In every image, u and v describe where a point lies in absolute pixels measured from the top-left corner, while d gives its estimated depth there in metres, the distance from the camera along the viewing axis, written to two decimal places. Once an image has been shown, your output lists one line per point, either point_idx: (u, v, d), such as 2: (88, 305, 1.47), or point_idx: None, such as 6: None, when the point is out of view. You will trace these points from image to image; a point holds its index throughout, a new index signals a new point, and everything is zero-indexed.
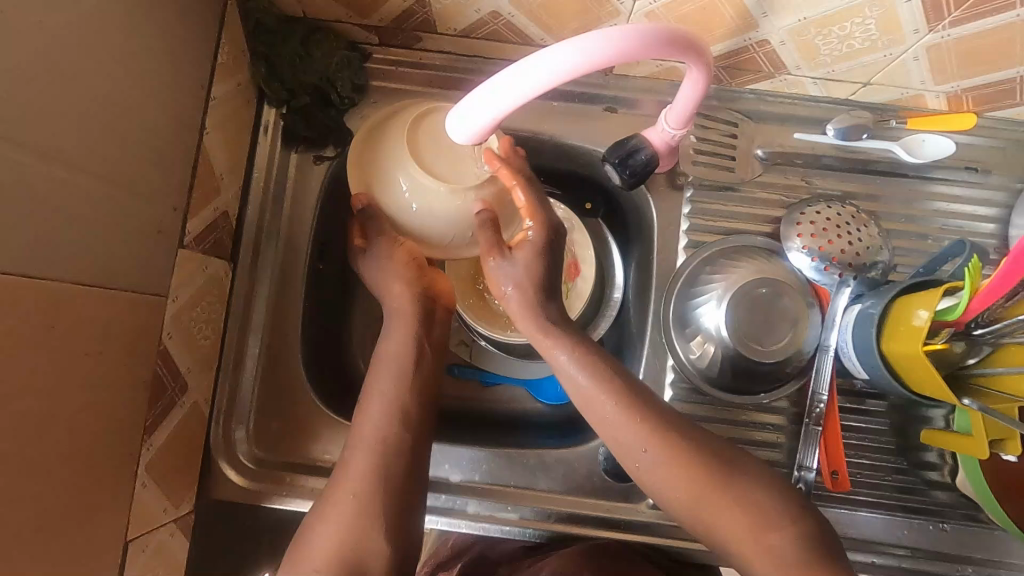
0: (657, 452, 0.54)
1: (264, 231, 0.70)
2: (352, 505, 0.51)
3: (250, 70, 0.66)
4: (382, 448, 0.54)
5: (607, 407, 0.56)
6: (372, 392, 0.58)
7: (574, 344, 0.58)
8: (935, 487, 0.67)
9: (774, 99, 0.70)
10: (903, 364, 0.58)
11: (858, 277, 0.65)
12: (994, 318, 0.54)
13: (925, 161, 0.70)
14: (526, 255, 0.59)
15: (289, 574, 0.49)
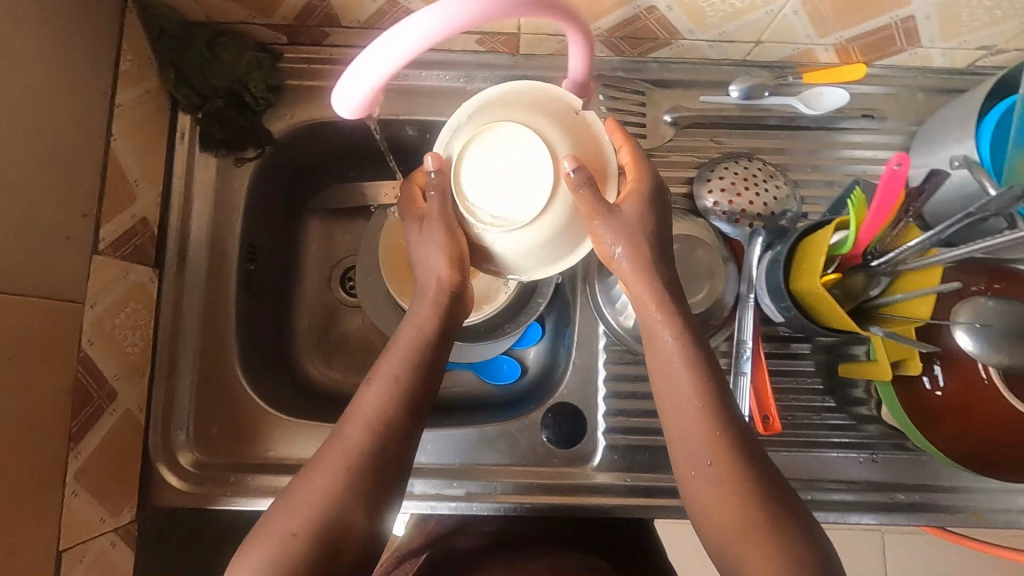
0: (716, 423, 0.51)
1: (189, 236, 0.70)
2: (341, 483, 0.49)
3: (158, 77, 0.67)
4: (379, 430, 0.51)
5: (680, 367, 0.53)
6: (379, 368, 0.56)
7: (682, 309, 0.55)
8: (864, 420, 0.70)
9: (677, 66, 0.73)
10: (810, 301, 0.60)
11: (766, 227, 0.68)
12: (886, 247, 0.57)
13: (824, 112, 0.74)
14: (636, 209, 0.56)
15: (245, 553, 0.47)
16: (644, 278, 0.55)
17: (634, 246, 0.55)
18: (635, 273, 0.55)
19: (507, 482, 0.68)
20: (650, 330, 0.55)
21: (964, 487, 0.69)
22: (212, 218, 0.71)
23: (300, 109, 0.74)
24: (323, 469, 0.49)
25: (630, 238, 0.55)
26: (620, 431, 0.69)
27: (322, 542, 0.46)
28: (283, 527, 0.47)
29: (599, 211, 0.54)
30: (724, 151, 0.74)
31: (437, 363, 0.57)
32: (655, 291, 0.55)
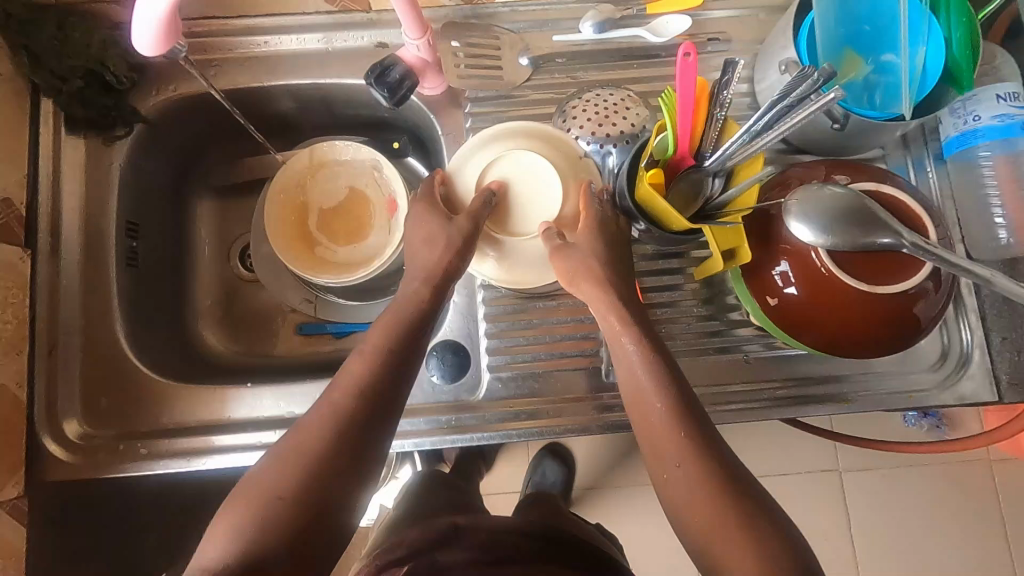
0: (673, 431, 0.54)
1: (62, 217, 0.71)
2: (324, 440, 0.52)
3: (12, 62, 0.68)
4: (362, 393, 0.55)
5: (640, 370, 0.57)
6: (366, 343, 0.59)
7: (642, 335, 0.58)
8: (736, 325, 0.72)
9: (525, 9, 0.77)
10: (646, 203, 0.62)
11: (623, 146, 0.69)
12: (715, 145, 0.62)
13: (671, 40, 0.77)
14: (589, 241, 0.63)
15: (230, 502, 0.51)
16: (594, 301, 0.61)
17: (594, 270, 0.62)
18: (597, 291, 0.61)
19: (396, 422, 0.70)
20: (613, 342, 0.60)
21: (848, 373, 0.72)
22: (84, 197, 0.73)
23: (167, 87, 0.76)
24: (305, 431, 0.53)
25: (586, 267, 0.62)
26: (505, 362, 0.71)
27: (304, 497, 0.50)
28: (273, 486, 0.50)
29: (558, 251, 0.63)
30: (579, 84, 0.76)
31: (416, 341, 0.60)
32: (617, 310, 0.60)
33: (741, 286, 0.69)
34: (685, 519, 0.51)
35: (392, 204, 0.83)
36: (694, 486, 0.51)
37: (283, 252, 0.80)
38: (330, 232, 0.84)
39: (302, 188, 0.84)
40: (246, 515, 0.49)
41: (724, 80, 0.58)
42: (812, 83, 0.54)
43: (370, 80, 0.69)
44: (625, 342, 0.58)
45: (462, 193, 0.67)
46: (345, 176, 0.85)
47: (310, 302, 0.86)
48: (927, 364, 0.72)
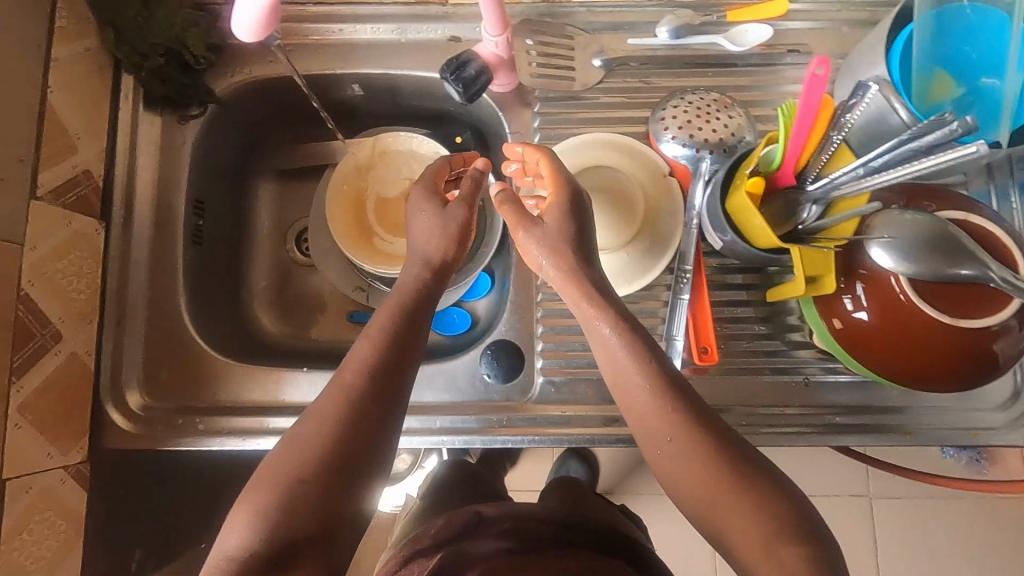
0: (678, 435, 0.51)
1: (135, 191, 0.73)
2: (335, 423, 0.50)
3: (99, 37, 0.70)
4: (372, 372, 0.52)
5: (621, 350, 0.54)
6: (375, 320, 0.56)
7: (619, 319, 0.55)
8: (797, 346, 0.71)
9: (603, 9, 0.75)
10: (739, 214, 0.62)
11: (715, 154, 0.68)
12: (819, 173, 0.60)
13: (750, 49, 0.75)
14: (555, 216, 0.60)
15: (249, 490, 0.48)
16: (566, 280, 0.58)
17: (556, 250, 0.59)
18: (566, 274, 0.58)
19: (446, 417, 0.70)
20: (589, 324, 0.57)
21: (907, 405, 0.70)
22: (157, 173, 0.74)
23: (242, 70, 0.77)
24: (314, 416, 0.50)
25: (554, 244, 0.59)
26: (557, 365, 0.71)
27: (320, 482, 0.48)
28: (286, 473, 0.48)
29: (521, 224, 0.61)
30: (652, 90, 0.75)
31: (420, 324, 0.57)
32: (589, 291, 0.57)
33: (810, 307, 0.67)
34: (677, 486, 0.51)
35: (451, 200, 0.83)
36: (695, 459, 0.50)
37: (342, 241, 0.81)
38: (388, 222, 0.84)
39: (363, 178, 0.85)
40: (259, 504, 0.47)
41: (852, 104, 0.57)
42: (947, 133, 0.49)
43: (446, 76, 0.68)
44: (599, 326, 0.55)
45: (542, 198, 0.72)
46: (406, 169, 0.85)
47: (363, 289, 0.87)
48: (992, 402, 0.70)
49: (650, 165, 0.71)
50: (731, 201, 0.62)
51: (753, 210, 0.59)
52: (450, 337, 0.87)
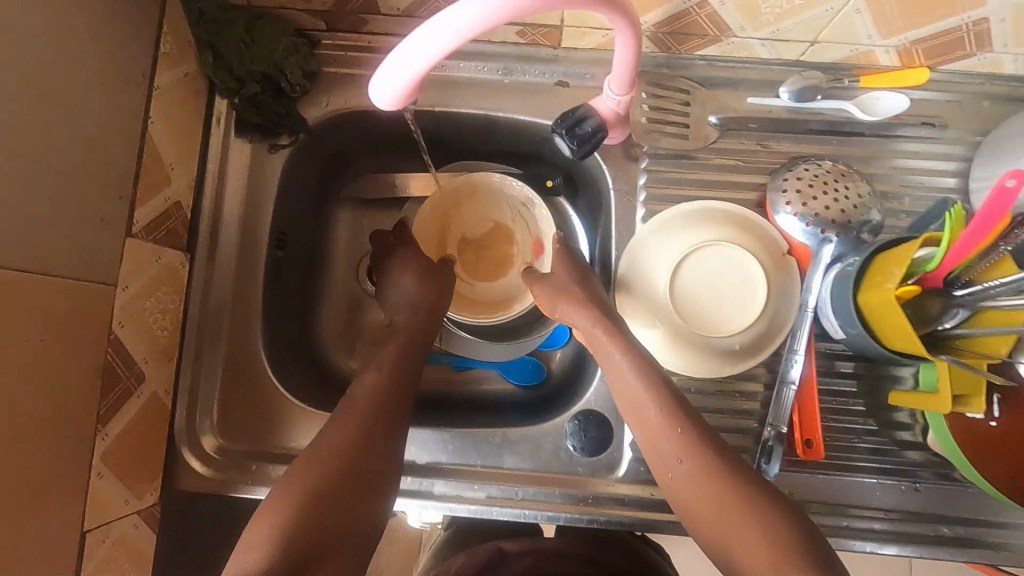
0: (691, 462, 0.54)
1: (221, 222, 0.70)
2: (351, 442, 0.58)
3: (197, 61, 0.66)
4: (379, 406, 0.62)
5: (629, 378, 0.60)
6: (376, 363, 0.67)
7: (630, 347, 0.61)
8: (906, 447, 0.66)
9: (725, 64, 0.70)
10: (877, 315, 0.57)
11: (842, 235, 0.63)
12: (972, 280, 0.54)
13: (880, 118, 0.69)
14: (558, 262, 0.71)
15: (272, 499, 0.53)
16: (574, 311, 0.65)
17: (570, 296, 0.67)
18: (578, 307, 0.65)
19: (527, 488, 0.66)
20: (602, 356, 0.62)
21: (1020, 523, 0.65)
22: (244, 204, 0.71)
23: (335, 97, 0.73)
24: (331, 438, 0.58)
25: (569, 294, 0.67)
26: None
27: (336, 492, 0.54)
28: (308, 484, 0.54)
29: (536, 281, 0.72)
30: (770, 154, 0.70)
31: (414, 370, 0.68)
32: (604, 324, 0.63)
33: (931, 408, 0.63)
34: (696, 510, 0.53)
35: (539, 244, 0.79)
36: (710, 484, 0.52)
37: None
38: (471, 264, 0.81)
39: (447, 216, 0.81)
40: (285, 507, 0.52)
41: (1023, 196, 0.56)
42: None
43: (560, 131, 0.64)
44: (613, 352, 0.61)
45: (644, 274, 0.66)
46: (491, 211, 0.81)
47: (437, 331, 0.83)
48: None
49: (767, 242, 0.65)
50: (869, 299, 0.57)
51: (903, 322, 0.53)
52: (523, 388, 0.83)
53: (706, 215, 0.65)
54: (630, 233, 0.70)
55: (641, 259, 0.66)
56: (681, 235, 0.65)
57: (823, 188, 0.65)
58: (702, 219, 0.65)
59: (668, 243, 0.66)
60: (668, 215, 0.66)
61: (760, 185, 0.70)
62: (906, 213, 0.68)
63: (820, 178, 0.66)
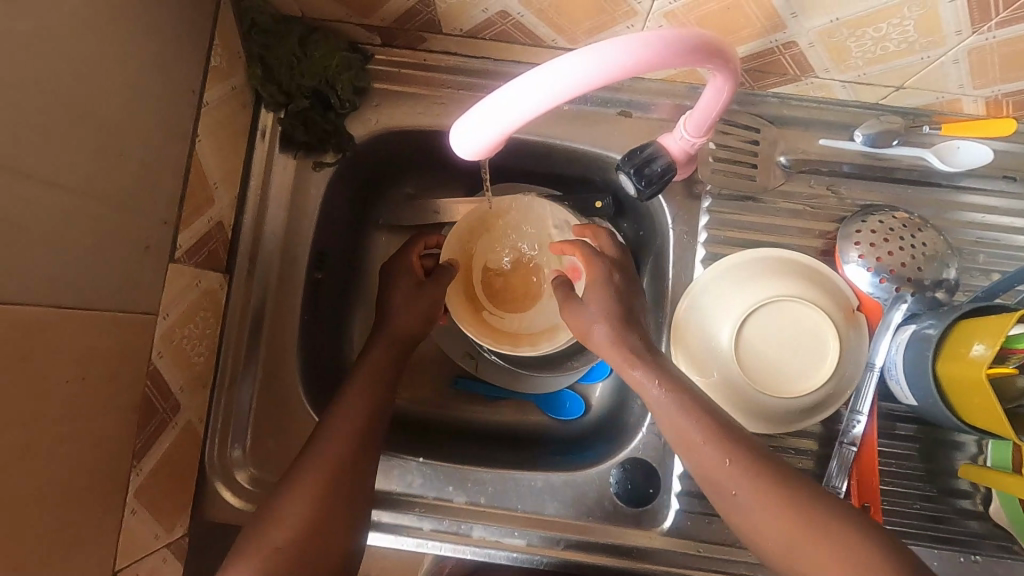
0: (750, 494, 0.49)
1: (262, 242, 0.67)
2: (305, 514, 0.52)
3: (246, 73, 0.63)
4: (341, 463, 0.55)
5: (673, 413, 0.53)
6: (343, 399, 0.59)
7: (666, 378, 0.55)
8: (966, 516, 0.63)
9: (798, 103, 0.66)
10: (959, 386, 0.54)
11: (917, 295, 0.61)
12: None
13: (958, 169, 0.66)
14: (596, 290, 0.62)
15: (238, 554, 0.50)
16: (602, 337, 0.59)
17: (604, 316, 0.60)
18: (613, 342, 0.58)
19: (571, 537, 0.64)
20: (637, 388, 0.56)
21: None
22: (285, 223, 0.68)
23: (385, 115, 0.69)
24: (299, 488, 0.53)
25: (606, 315, 0.60)
26: (696, 496, 0.64)
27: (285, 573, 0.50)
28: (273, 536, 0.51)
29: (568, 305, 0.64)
30: (840, 201, 0.67)
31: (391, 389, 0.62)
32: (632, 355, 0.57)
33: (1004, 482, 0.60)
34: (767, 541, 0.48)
35: (575, 271, 0.70)
36: (782, 508, 0.47)
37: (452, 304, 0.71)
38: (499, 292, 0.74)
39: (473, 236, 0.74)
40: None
41: None
42: None
43: (626, 170, 0.60)
44: (650, 387, 0.54)
45: (700, 320, 0.63)
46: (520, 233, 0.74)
47: (469, 357, 0.79)
48: None
49: (838, 296, 0.62)
50: (952, 369, 0.54)
51: (990, 398, 0.51)
52: (555, 420, 0.79)
53: (768, 265, 0.62)
54: (688, 276, 0.67)
55: (695, 303, 0.63)
56: (742, 283, 0.62)
57: (898, 241, 0.62)
58: (766, 268, 0.62)
59: (728, 289, 0.62)
60: (730, 261, 0.63)
61: (828, 232, 0.67)
62: (980, 270, 0.65)
63: (897, 231, 0.63)
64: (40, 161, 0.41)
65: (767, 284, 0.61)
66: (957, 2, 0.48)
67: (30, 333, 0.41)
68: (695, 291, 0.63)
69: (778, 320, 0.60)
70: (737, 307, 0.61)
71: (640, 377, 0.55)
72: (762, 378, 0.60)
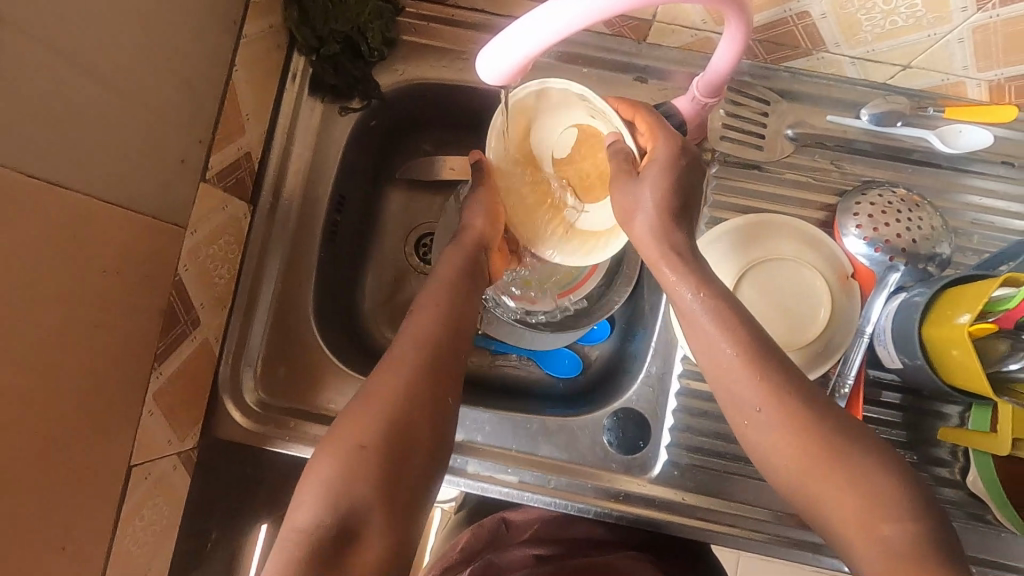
0: (771, 412, 0.51)
1: (286, 176, 0.70)
2: (404, 401, 0.52)
3: (283, 14, 0.66)
4: (430, 357, 0.55)
5: (705, 318, 0.54)
6: (425, 302, 0.59)
7: (702, 283, 0.55)
8: (944, 484, 0.64)
9: (808, 79, 0.69)
10: (943, 349, 0.57)
11: (909, 265, 0.62)
12: None
13: (960, 152, 0.68)
14: (653, 172, 0.59)
15: (331, 438, 0.51)
16: (647, 244, 0.58)
17: (658, 203, 0.58)
18: (655, 233, 0.57)
19: (562, 478, 0.66)
20: (669, 289, 0.56)
21: None
22: (309, 162, 0.71)
23: (412, 66, 0.72)
24: (388, 381, 0.53)
25: (657, 201, 0.58)
26: (684, 448, 0.67)
27: (392, 453, 0.50)
28: (365, 425, 0.51)
29: (620, 179, 0.60)
30: (843, 176, 0.69)
31: (469, 297, 0.62)
32: (667, 251, 0.57)
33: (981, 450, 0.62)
34: (776, 462, 0.51)
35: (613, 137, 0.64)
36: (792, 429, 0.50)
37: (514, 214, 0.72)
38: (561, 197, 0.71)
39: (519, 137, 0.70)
40: (330, 477, 0.48)
41: None
42: None
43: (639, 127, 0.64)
44: (682, 291, 0.55)
45: (713, 268, 0.65)
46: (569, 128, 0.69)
47: None
48: None
49: (831, 260, 0.65)
50: (935, 331, 0.57)
51: (972, 359, 0.54)
52: (555, 378, 0.81)
53: (772, 227, 0.66)
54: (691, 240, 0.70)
55: (706, 254, 0.65)
56: (743, 242, 0.65)
57: (893, 215, 0.63)
58: (769, 229, 0.65)
59: (734, 245, 0.65)
60: (735, 224, 0.66)
61: (829, 205, 0.69)
62: (973, 250, 0.67)
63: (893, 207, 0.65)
64: (94, 60, 0.44)
65: (770, 247, 0.65)
66: None
67: (72, 217, 0.44)
68: (706, 241, 0.66)
69: (775, 277, 0.65)
70: (743, 260, 0.65)
71: (677, 284, 0.56)
72: (769, 321, 0.64)
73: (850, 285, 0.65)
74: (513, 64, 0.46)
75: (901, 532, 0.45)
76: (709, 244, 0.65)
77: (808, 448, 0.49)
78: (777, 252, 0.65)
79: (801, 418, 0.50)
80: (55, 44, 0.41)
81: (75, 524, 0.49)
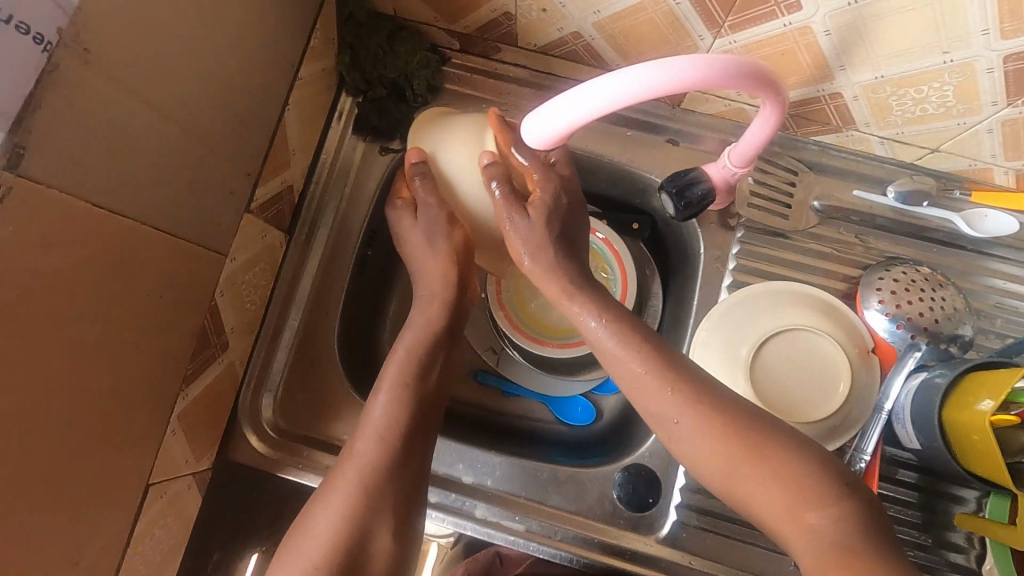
0: (689, 423, 0.54)
1: (323, 209, 0.72)
2: (392, 428, 0.58)
3: (335, 58, 0.70)
4: (410, 388, 0.60)
5: (610, 343, 0.59)
6: (389, 374, 0.61)
7: (601, 310, 0.61)
8: (958, 571, 0.63)
9: (837, 153, 0.70)
10: (962, 433, 0.57)
11: (930, 344, 0.63)
12: None
13: (985, 236, 0.68)
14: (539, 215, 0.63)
15: (336, 467, 0.58)
16: (548, 277, 0.62)
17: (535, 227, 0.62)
18: (548, 272, 0.62)
19: (568, 530, 0.66)
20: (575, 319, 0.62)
21: None
22: (346, 197, 0.73)
23: (452, 112, 0.74)
24: (381, 411, 0.59)
25: (539, 238, 0.62)
26: (694, 509, 0.66)
27: (354, 525, 0.54)
28: (366, 460, 0.57)
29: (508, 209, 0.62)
30: (867, 251, 0.70)
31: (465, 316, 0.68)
32: (567, 289, 0.62)
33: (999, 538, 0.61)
34: (710, 479, 0.54)
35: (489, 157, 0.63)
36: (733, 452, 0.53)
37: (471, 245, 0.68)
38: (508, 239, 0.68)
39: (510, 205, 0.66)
40: (336, 518, 0.54)
41: None
42: None
43: (668, 189, 0.65)
44: (588, 320, 0.60)
45: (733, 335, 0.65)
46: (456, 146, 0.65)
47: (491, 350, 0.82)
48: None
49: (855, 334, 0.65)
50: (958, 417, 0.56)
51: (993, 451, 0.54)
52: (567, 425, 0.81)
53: (792, 297, 0.66)
54: (713, 301, 0.71)
55: (729, 318, 0.66)
56: (764, 310, 0.66)
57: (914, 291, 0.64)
58: (789, 297, 0.66)
59: (753, 312, 0.66)
60: (756, 290, 0.67)
61: (853, 278, 0.70)
62: (996, 333, 0.68)
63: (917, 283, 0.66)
64: (163, 96, 0.47)
65: (792, 317, 0.65)
66: (994, 72, 0.52)
67: (124, 239, 0.46)
68: (730, 305, 0.67)
69: (793, 346, 0.64)
70: (763, 325, 0.65)
71: (582, 316, 0.61)
72: (772, 387, 0.64)
73: (869, 360, 0.65)
74: (559, 128, 0.48)
75: (826, 519, 0.49)
76: (708, 339, 0.66)
77: (736, 467, 0.52)
78: (799, 320, 0.65)
79: (727, 434, 0.53)
80: (135, 83, 0.45)
81: (89, 541, 0.49)
